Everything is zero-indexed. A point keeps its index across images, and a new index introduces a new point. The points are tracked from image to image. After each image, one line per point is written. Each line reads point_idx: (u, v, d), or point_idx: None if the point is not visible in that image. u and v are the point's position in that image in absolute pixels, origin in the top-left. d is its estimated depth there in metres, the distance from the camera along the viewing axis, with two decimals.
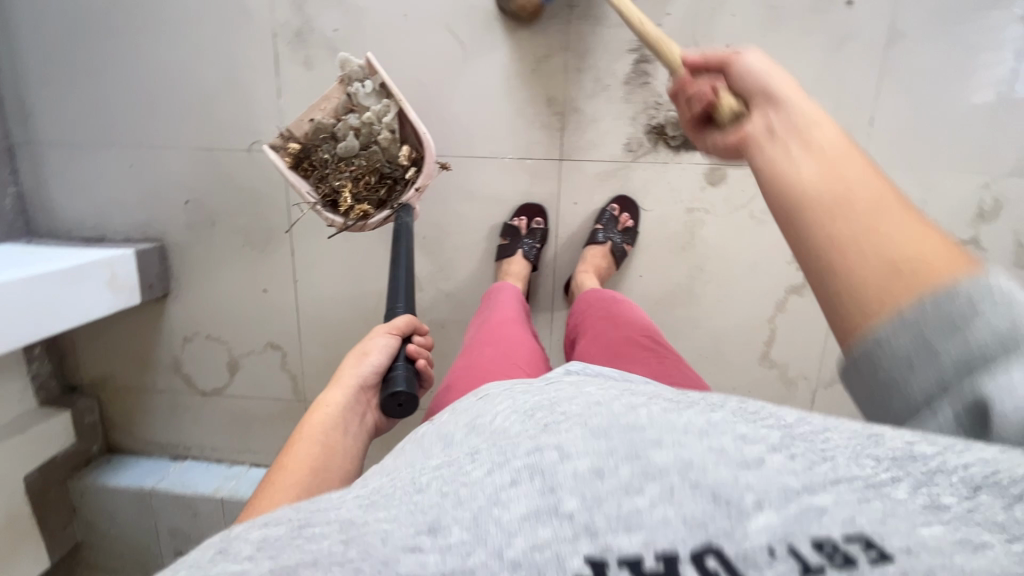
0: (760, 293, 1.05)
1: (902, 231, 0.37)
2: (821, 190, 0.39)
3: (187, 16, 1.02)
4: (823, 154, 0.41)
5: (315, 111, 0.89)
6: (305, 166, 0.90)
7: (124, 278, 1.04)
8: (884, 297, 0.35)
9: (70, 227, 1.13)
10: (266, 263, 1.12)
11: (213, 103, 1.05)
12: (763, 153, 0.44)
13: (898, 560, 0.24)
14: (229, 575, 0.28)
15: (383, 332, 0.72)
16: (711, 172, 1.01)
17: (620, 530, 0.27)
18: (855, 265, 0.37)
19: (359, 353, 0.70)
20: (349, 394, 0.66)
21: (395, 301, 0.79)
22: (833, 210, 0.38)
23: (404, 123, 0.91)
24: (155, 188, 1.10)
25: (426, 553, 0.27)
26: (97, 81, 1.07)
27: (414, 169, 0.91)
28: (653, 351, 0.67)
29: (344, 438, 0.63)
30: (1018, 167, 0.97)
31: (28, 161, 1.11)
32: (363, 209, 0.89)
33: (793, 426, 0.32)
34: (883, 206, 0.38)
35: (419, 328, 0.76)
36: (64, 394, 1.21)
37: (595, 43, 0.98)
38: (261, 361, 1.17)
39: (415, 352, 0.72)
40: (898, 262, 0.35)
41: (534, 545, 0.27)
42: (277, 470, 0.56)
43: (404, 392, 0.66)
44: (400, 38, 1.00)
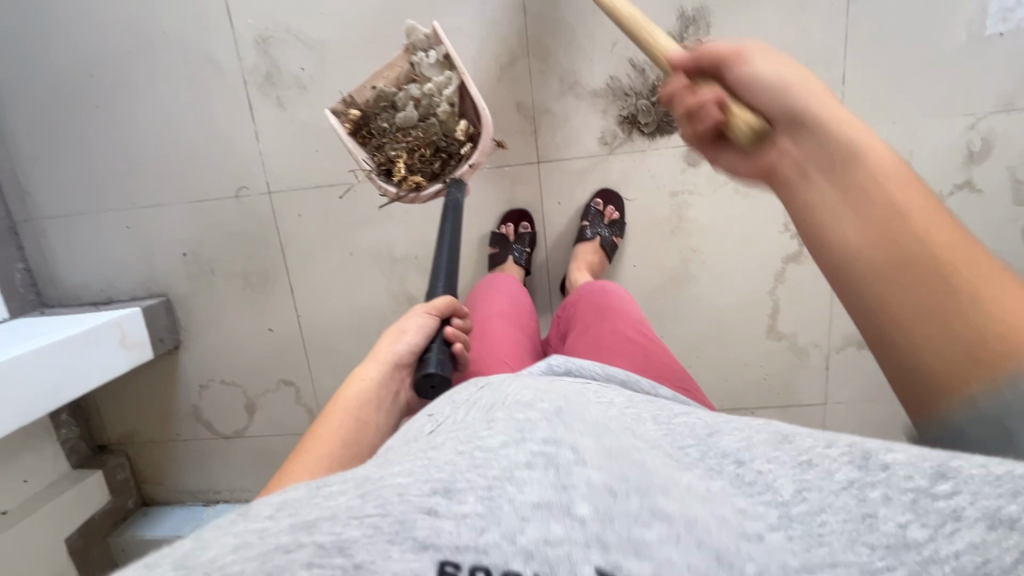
0: (757, 266, 1.04)
1: (976, 287, 0.36)
2: (879, 256, 0.40)
3: (161, 76, 1.05)
4: (883, 214, 0.40)
5: (378, 78, 0.90)
6: (364, 134, 0.92)
7: (135, 337, 1.07)
8: (966, 363, 0.36)
9: (79, 293, 1.17)
10: (268, 303, 1.14)
11: (197, 155, 1.08)
12: (815, 202, 0.44)
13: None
14: (254, 537, 0.26)
15: (421, 311, 0.69)
16: (689, 153, 1.00)
17: (631, 554, 0.24)
18: (934, 351, 0.37)
19: (396, 330, 0.68)
20: (383, 371, 0.65)
21: (435, 280, 0.75)
22: (902, 276, 0.39)
23: (465, 97, 0.90)
24: (154, 244, 1.14)
25: (442, 518, 0.26)
26: (85, 151, 1.11)
27: (470, 144, 0.91)
28: (639, 344, 0.68)
29: (376, 417, 0.62)
30: (1005, 102, 0.95)
31: (32, 236, 1.16)
32: (415, 180, 0.90)
33: (795, 506, 0.28)
34: (972, 281, 0.36)
35: (459, 311, 0.72)
36: (95, 454, 1.25)
37: (555, 44, 0.98)
38: (276, 399, 1.19)
39: (453, 334, 0.67)
40: (975, 351, 0.35)
41: (546, 539, 0.25)
42: (308, 441, 0.56)
43: (437, 372, 0.60)
44: (365, 67, 1.02)
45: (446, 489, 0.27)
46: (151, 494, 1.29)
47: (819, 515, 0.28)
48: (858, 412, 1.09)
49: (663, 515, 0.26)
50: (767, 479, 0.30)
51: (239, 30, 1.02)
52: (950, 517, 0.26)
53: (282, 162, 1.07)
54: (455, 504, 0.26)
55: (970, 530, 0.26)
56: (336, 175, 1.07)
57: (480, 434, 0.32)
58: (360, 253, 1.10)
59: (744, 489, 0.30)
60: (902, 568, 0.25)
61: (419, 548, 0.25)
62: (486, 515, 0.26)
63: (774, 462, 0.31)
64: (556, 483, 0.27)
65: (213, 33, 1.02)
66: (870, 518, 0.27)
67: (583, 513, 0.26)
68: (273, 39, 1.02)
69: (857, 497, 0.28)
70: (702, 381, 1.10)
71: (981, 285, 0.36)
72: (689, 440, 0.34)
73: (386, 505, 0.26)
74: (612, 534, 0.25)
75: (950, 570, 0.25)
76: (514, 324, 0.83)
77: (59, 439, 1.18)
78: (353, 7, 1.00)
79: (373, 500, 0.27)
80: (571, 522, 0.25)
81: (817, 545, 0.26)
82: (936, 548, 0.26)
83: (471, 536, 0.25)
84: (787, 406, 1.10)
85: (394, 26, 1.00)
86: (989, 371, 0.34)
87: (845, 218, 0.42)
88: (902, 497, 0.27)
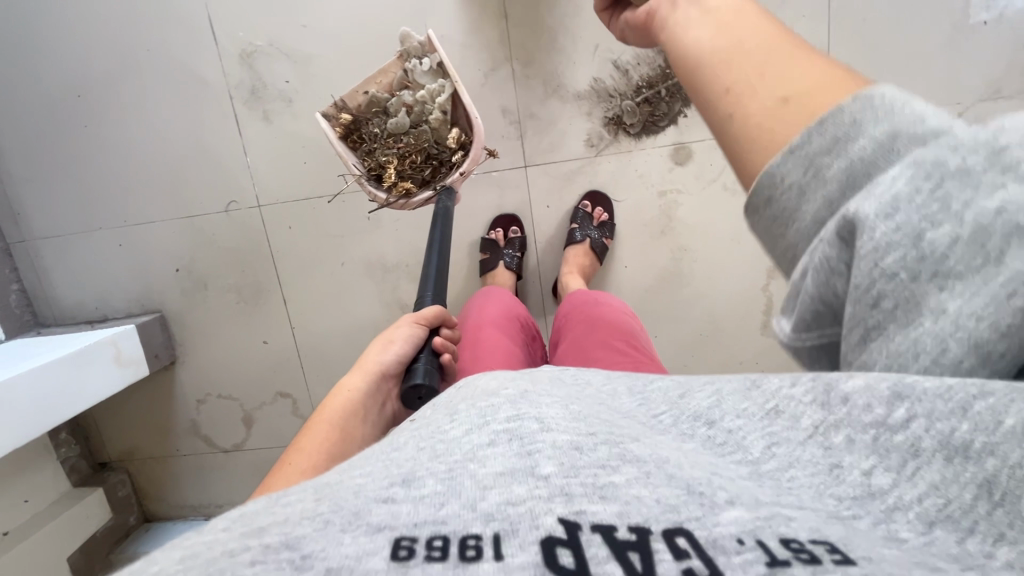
0: (748, 263, 1.04)
1: (798, 65, 0.35)
2: (717, 47, 0.39)
3: (148, 94, 1.06)
4: (722, 22, 0.40)
5: (370, 84, 0.89)
6: (354, 138, 0.92)
7: (130, 353, 1.08)
8: (777, 119, 0.33)
9: (74, 312, 1.18)
10: (262, 315, 1.14)
11: (186, 171, 1.09)
12: (685, 26, 0.43)
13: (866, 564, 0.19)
14: (198, 546, 0.22)
15: (410, 321, 0.68)
16: (676, 152, 1.00)
17: (596, 498, 0.24)
18: (749, 112, 0.35)
19: (384, 340, 0.66)
20: (367, 381, 0.63)
21: (424, 291, 0.75)
22: (734, 60, 0.37)
23: (457, 105, 0.90)
24: (147, 261, 1.14)
25: (401, 503, 0.23)
26: (76, 170, 1.11)
27: (461, 152, 0.90)
28: (628, 355, 0.67)
29: (361, 428, 0.61)
30: (992, 90, 0.94)
31: (27, 258, 1.16)
32: (405, 187, 0.89)
33: (766, 463, 0.26)
34: (786, 52, 0.36)
35: (448, 319, 0.71)
36: (96, 471, 1.26)
37: (537, 48, 0.98)
38: (273, 412, 1.19)
39: (442, 345, 0.66)
40: (790, 95, 0.33)
41: (510, 499, 0.24)
42: (292, 453, 0.56)
43: (425, 384, 0.59)
44: (350, 78, 1.02)
45: (404, 480, 0.25)
46: (153, 510, 1.29)
47: (789, 471, 0.26)
48: None
49: (630, 459, 0.26)
50: (738, 437, 0.28)
51: (223, 46, 1.02)
52: (910, 452, 0.24)
53: (271, 175, 1.07)
54: (414, 489, 0.24)
55: (930, 465, 0.23)
56: (325, 187, 1.07)
57: (440, 428, 0.31)
58: (352, 263, 1.10)
59: (716, 450, 0.28)
60: (867, 517, 0.23)
61: (372, 530, 0.22)
62: (446, 492, 0.24)
63: (745, 416, 0.29)
64: (521, 452, 0.27)
65: (197, 50, 1.03)
66: (837, 468, 0.25)
67: (547, 471, 0.25)
68: (257, 53, 1.02)
69: (822, 447, 0.26)
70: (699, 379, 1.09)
71: (781, 63, 0.35)
72: (654, 401, 0.33)
73: (340, 502, 0.24)
74: (578, 483, 0.25)
75: (914, 516, 0.22)
76: (507, 332, 0.83)
77: (58, 457, 1.18)
78: (335, 19, 1.00)
79: (327, 502, 0.24)
80: (535, 481, 0.25)
81: (786, 493, 0.24)
82: (901, 494, 0.23)
83: (429, 510, 0.23)
84: None
85: (376, 36, 1.00)
86: (790, 126, 0.32)
87: (699, 27, 0.42)
88: (864, 437, 0.25)
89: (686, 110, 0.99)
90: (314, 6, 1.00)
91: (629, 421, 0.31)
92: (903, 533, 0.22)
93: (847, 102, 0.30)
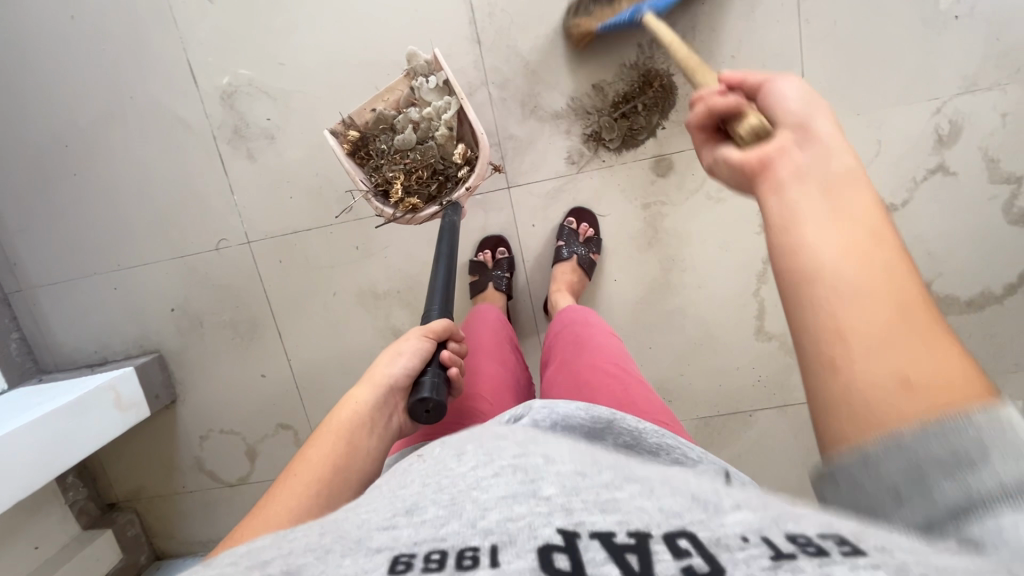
0: (737, 269, 1.03)
1: (919, 347, 0.30)
2: (849, 276, 0.32)
3: (135, 140, 1.08)
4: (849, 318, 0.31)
5: (377, 101, 0.90)
6: (362, 154, 0.92)
7: (129, 397, 1.08)
8: (896, 406, 0.29)
9: (75, 357, 1.19)
10: (258, 350, 1.15)
11: (175, 212, 1.10)
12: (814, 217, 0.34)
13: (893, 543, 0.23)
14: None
15: (418, 334, 0.64)
16: (657, 163, 1.01)
17: (595, 510, 0.26)
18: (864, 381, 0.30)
19: (391, 351, 0.62)
20: (377, 394, 0.58)
21: (430, 305, 0.71)
22: (848, 305, 0.31)
23: (463, 120, 0.90)
24: (142, 303, 1.15)
25: (401, 528, 0.26)
26: (67, 219, 1.13)
27: (467, 168, 0.90)
28: (616, 378, 0.67)
29: (368, 442, 0.55)
30: (969, 83, 0.94)
31: (25, 307, 1.18)
32: (412, 202, 0.89)
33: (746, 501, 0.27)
34: (907, 338, 0.30)
35: (456, 334, 0.68)
36: (105, 512, 1.26)
37: (511, 71, 0.99)
38: (275, 444, 1.19)
39: (450, 358, 0.62)
40: (912, 378, 0.29)
41: (510, 516, 0.26)
42: (299, 464, 0.52)
43: (432, 397, 0.56)
44: (329, 112, 1.03)
45: (408, 510, 0.28)
46: (163, 547, 1.29)
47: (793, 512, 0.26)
48: None
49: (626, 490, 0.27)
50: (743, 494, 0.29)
51: (203, 89, 1.04)
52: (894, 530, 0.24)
53: (258, 211, 1.08)
54: (417, 516, 0.27)
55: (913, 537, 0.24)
56: (312, 219, 1.08)
57: (448, 467, 0.33)
58: (343, 293, 1.11)
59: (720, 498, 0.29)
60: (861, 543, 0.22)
61: (376, 549, 0.25)
62: (448, 513, 0.27)
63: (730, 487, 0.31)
64: (524, 480, 0.29)
65: (179, 94, 1.05)
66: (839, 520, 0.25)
67: (549, 492, 0.28)
68: (238, 93, 1.04)
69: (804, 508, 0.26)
70: (697, 387, 1.09)
71: (904, 351, 0.30)
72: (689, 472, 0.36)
73: (343, 534, 0.27)
74: (579, 499, 0.27)
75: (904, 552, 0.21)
76: (498, 357, 0.81)
77: (67, 501, 1.19)
78: (312, 56, 1.02)
79: (331, 535, 0.27)
80: (539, 499, 0.27)
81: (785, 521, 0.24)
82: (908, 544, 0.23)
83: (431, 530, 0.26)
84: (785, 406, 1.08)
85: (352, 69, 1.02)
86: (905, 419, 0.28)
87: (824, 226, 0.33)
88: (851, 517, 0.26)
89: (664, 122, 0.99)
90: (290, 44, 1.01)
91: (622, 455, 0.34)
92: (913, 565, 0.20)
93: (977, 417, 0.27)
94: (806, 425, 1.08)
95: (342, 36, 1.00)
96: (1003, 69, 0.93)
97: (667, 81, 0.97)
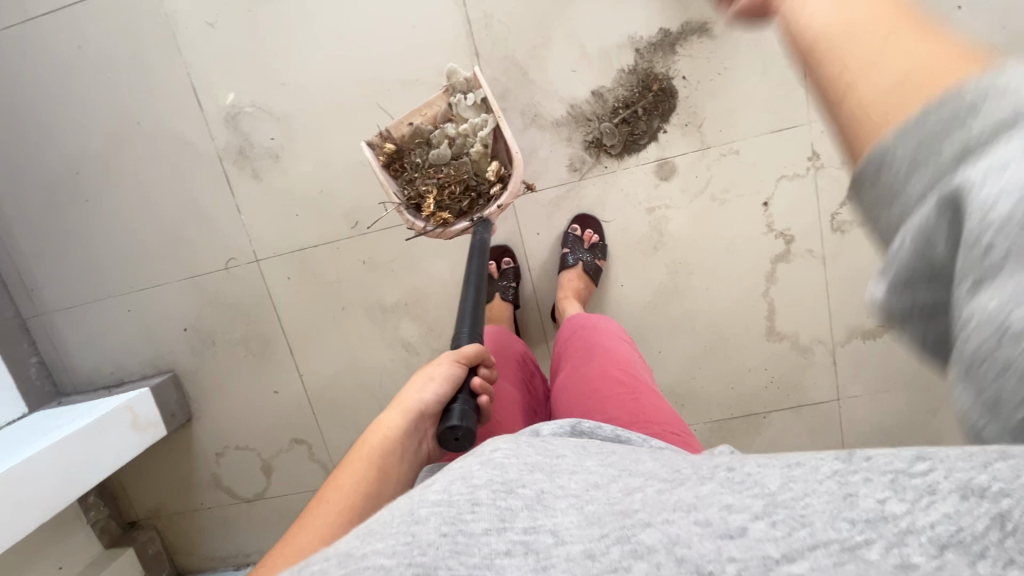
0: (745, 270, 1.02)
1: (904, 44, 0.29)
2: (827, 21, 0.33)
3: (143, 165, 1.10)
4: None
5: (415, 115, 0.90)
6: (397, 167, 0.93)
7: (146, 417, 1.10)
8: (889, 97, 0.27)
9: (92, 379, 1.21)
10: (270, 366, 1.16)
11: (185, 234, 1.12)
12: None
13: (932, 511, 0.25)
14: None
15: (450, 359, 0.62)
16: (660, 167, 1.00)
17: None
18: (862, 90, 0.29)
19: (422, 376, 0.60)
20: (407, 420, 0.56)
21: (460, 327, 0.68)
22: (845, 27, 0.31)
23: (498, 139, 0.89)
24: (155, 324, 1.17)
25: None
26: (80, 245, 1.15)
27: (499, 185, 0.89)
28: (627, 387, 0.66)
29: (398, 468, 0.55)
30: None
31: (43, 331, 1.21)
32: (443, 217, 0.89)
33: (783, 495, 0.30)
34: (897, 36, 0.29)
35: (489, 359, 0.64)
36: (126, 531, 1.28)
37: (509, 82, 1.00)
38: (290, 459, 1.20)
39: (481, 386, 0.60)
40: (907, 72, 0.27)
41: None
42: (329, 490, 0.51)
43: (462, 425, 0.54)
44: (331, 129, 1.04)
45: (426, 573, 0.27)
46: (183, 563, 1.31)
47: (804, 499, 0.29)
48: (874, 405, 1.05)
49: (641, 555, 0.28)
50: (756, 478, 0.33)
51: (208, 112, 1.06)
52: (928, 493, 0.26)
53: (266, 229, 1.10)
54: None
55: (945, 501, 0.25)
56: (318, 235, 1.09)
57: (461, 516, 0.33)
58: (352, 307, 1.12)
59: (734, 488, 0.32)
60: (880, 541, 0.25)
61: None
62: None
63: (765, 466, 0.34)
64: (536, 566, 0.28)
65: (185, 118, 1.07)
66: (851, 496, 0.28)
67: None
68: (241, 114, 1.05)
69: (840, 482, 0.29)
70: (709, 391, 1.08)
71: (901, 48, 0.28)
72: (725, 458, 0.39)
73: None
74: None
75: (926, 540, 0.24)
76: (511, 375, 0.82)
77: (89, 521, 1.21)
78: (312, 75, 1.03)
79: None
80: None
81: (799, 527, 0.27)
82: (914, 519, 0.25)
83: None
84: (799, 406, 1.07)
85: (352, 86, 1.02)
86: (907, 104, 0.26)
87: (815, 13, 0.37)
88: (882, 478, 0.28)
89: (665, 125, 0.99)
90: (290, 65, 1.03)
91: (634, 500, 0.34)
92: (915, 558, 0.24)
93: (969, 85, 0.23)
94: (821, 425, 1.07)
95: (341, 54, 1.01)
96: None
97: (667, 85, 0.97)
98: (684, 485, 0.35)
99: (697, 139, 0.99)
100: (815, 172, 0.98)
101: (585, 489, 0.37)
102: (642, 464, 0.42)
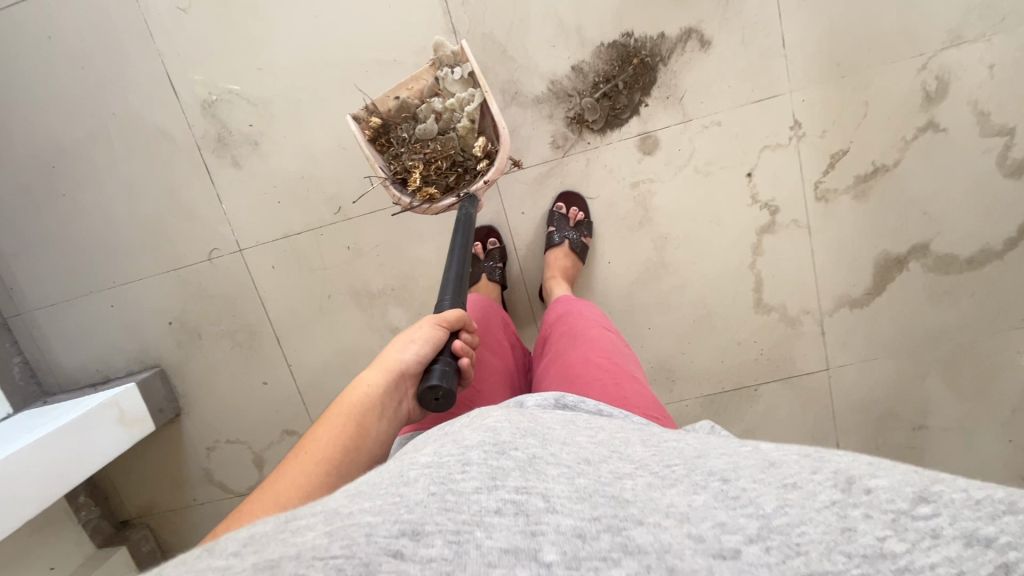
0: (730, 243, 1.02)
1: None
2: None
3: (120, 157, 1.08)
4: None
5: (401, 89, 0.89)
6: (384, 141, 0.92)
7: (133, 413, 1.08)
8: None
9: (78, 377, 1.20)
10: (259, 358, 1.15)
11: (166, 226, 1.10)
12: None
13: (930, 552, 0.26)
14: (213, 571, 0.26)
15: (430, 322, 0.61)
16: (643, 141, 1.00)
17: None
18: None
19: (403, 338, 0.59)
20: (387, 378, 0.56)
21: (441, 293, 0.68)
22: None
23: (485, 114, 0.89)
24: (139, 318, 1.16)
25: (407, 561, 0.25)
26: (60, 242, 1.13)
27: (487, 160, 0.89)
28: (611, 372, 0.66)
29: (378, 425, 0.55)
30: (954, 35, 0.92)
31: (25, 330, 1.19)
32: (429, 192, 0.89)
33: (777, 518, 0.30)
34: None
35: (469, 324, 0.64)
36: (119, 530, 1.27)
37: (489, 60, 0.99)
38: (282, 451, 1.19)
39: (462, 348, 0.59)
40: None
41: None
42: (308, 442, 0.51)
43: (442, 385, 0.53)
44: (311, 115, 1.03)
45: (413, 533, 0.27)
46: None
47: (800, 527, 0.29)
48: (864, 373, 1.05)
49: (631, 552, 0.27)
50: (751, 495, 0.32)
51: (184, 99, 1.04)
52: (930, 534, 0.27)
53: (248, 218, 1.08)
54: (421, 547, 0.26)
55: (948, 546, 0.26)
56: (302, 222, 1.08)
57: (452, 477, 0.33)
58: (338, 294, 1.11)
59: (727, 502, 0.32)
60: None
61: None
62: (452, 560, 0.26)
63: (760, 482, 0.34)
64: (525, 530, 0.28)
65: (161, 107, 1.05)
66: (850, 531, 0.28)
67: (550, 559, 0.26)
68: (218, 101, 1.04)
69: (838, 514, 0.30)
70: (699, 366, 1.08)
71: None
72: (720, 455, 0.39)
73: (352, 546, 0.26)
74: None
75: None
76: (497, 349, 0.81)
77: (80, 521, 1.20)
78: (289, 59, 1.01)
79: (339, 540, 0.26)
80: (539, 567, 0.25)
81: (794, 555, 0.27)
82: (913, 559, 0.26)
83: None
84: (789, 377, 1.07)
85: (331, 69, 1.01)
86: None
87: None
88: (882, 515, 0.29)
89: (646, 99, 0.98)
90: (267, 50, 1.01)
91: (625, 487, 0.34)
92: None
93: None
94: (811, 396, 1.07)
95: (318, 37, 1.00)
96: (987, 20, 0.92)
97: (647, 58, 0.97)
98: (676, 488, 0.34)
99: (679, 112, 0.98)
100: (798, 141, 0.98)
101: (576, 462, 0.37)
102: (633, 448, 0.41)
